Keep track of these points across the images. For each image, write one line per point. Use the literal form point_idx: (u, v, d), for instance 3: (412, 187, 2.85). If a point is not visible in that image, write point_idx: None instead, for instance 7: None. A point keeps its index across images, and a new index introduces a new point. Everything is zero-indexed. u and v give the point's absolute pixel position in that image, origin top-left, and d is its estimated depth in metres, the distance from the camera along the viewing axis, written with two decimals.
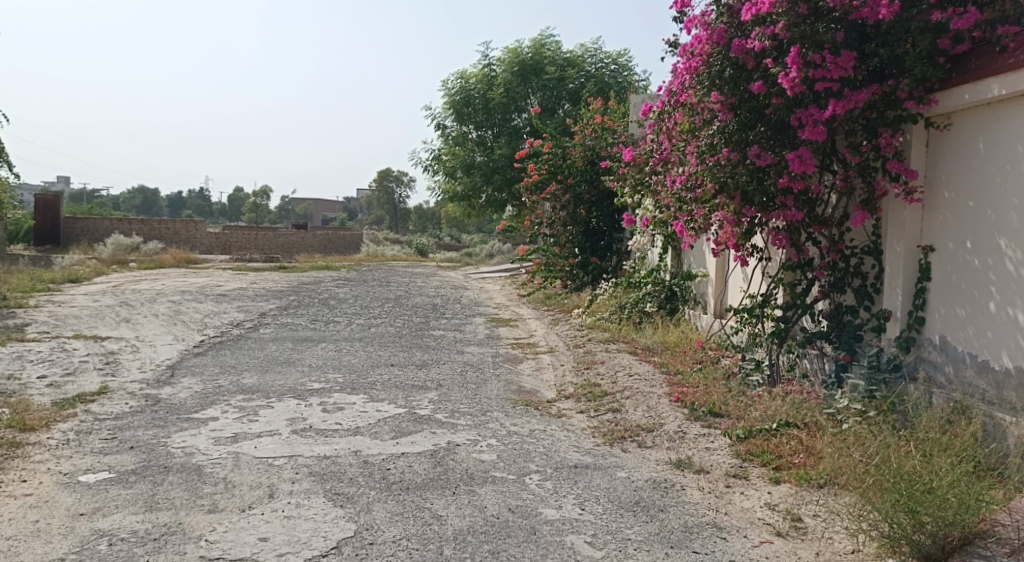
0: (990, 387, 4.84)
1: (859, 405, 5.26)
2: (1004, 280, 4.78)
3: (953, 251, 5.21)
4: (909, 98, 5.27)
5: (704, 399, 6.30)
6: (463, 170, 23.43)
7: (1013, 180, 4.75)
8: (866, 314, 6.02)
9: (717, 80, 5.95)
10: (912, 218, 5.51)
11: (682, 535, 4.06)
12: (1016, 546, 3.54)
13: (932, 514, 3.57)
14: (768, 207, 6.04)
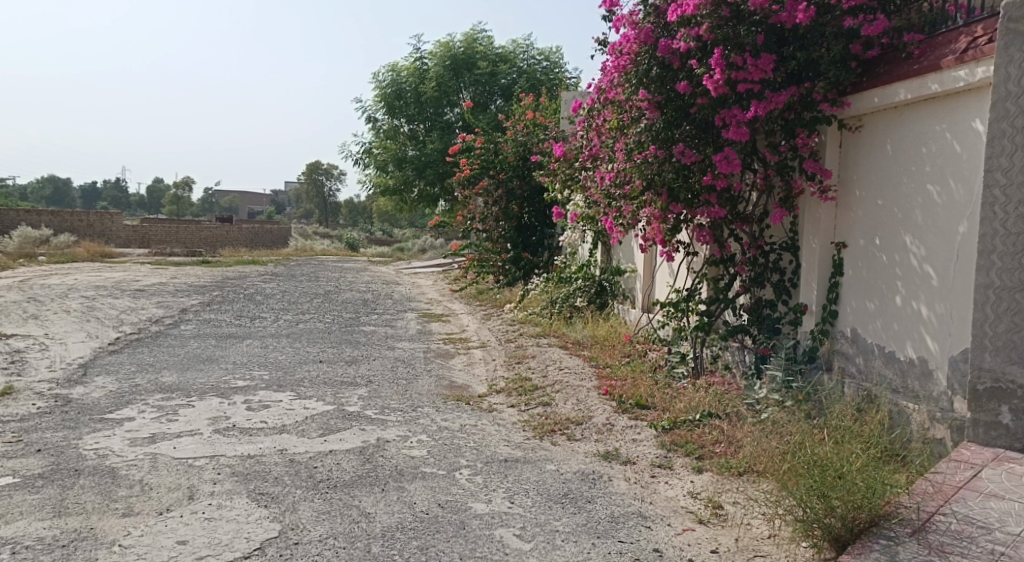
0: (896, 376, 5.11)
1: (777, 395, 5.47)
2: (909, 275, 5.03)
3: (864, 247, 5.45)
4: (824, 100, 5.47)
5: (632, 392, 6.44)
6: (394, 164, 23.19)
7: (917, 180, 4.99)
8: (784, 308, 6.24)
9: (644, 78, 6.08)
10: (827, 215, 5.74)
11: (609, 525, 4.16)
12: (918, 526, 3.63)
13: (841, 498, 3.71)
14: (694, 203, 6.22)
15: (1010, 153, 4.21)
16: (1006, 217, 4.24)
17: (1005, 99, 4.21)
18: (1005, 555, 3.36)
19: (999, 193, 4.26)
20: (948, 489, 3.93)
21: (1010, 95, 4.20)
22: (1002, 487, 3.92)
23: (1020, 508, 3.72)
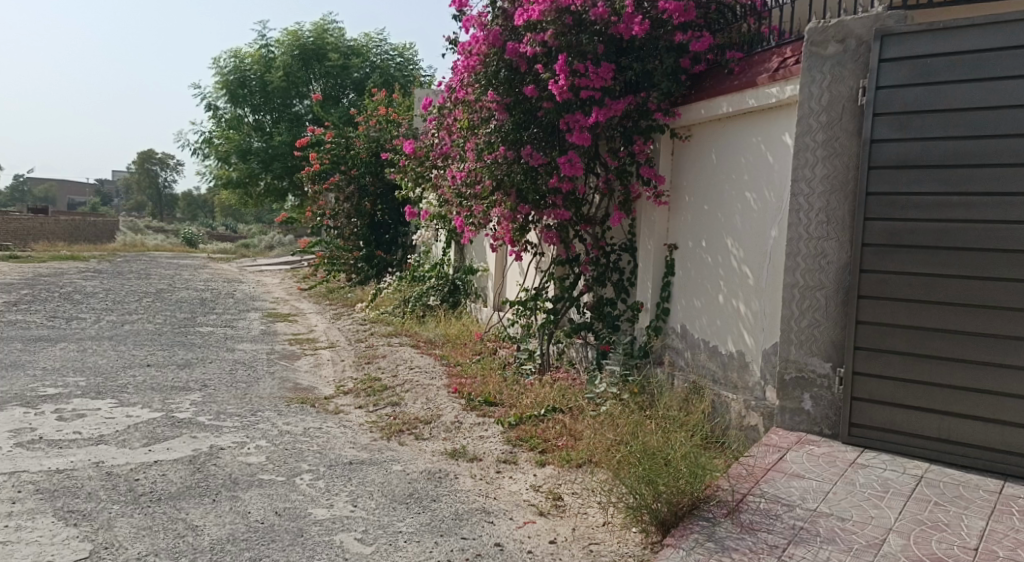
0: (717, 368, 5.51)
1: (614, 389, 5.76)
2: (730, 275, 5.42)
3: (692, 249, 5.82)
4: (658, 110, 5.85)
5: (481, 389, 6.56)
6: (239, 155, 22.46)
7: (738, 187, 5.38)
8: (623, 305, 6.53)
9: (493, 80, 6.24)
10: (660, 219, 6.08)
11: (452, 522, 4.23)
12: (732, 506, 3.98)
13: (666, 484, 3.95)
14: (541, 205, 6.37)
15: (812, 166, 4.79)
16: (808, 223, 4.81)
17: (808, 117, 4.77)
18: (804, 530, 3.74)
19: (803, 202, 4.83)
20: (759, 471, 4.33)
21: (812, 114, 4.76)
22: (803, 467, 4.38)
23: (817, 485, 4.16)
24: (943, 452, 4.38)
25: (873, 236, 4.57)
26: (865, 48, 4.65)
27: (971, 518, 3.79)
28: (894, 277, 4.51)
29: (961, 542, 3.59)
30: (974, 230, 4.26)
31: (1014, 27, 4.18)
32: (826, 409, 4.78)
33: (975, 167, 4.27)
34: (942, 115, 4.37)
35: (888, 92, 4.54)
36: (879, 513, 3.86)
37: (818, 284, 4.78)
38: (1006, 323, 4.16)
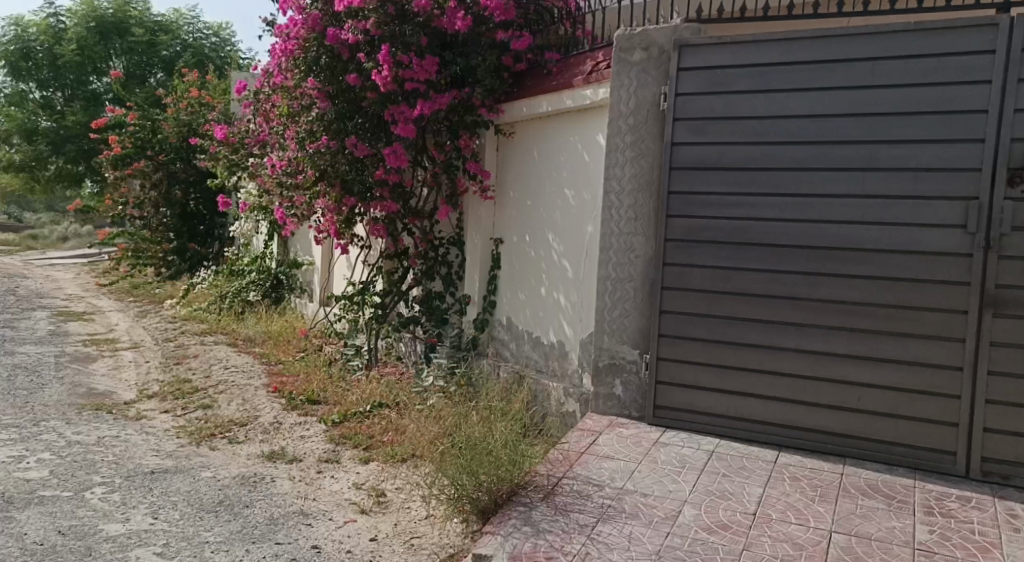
0: (540, 358, 5.76)
1: (442, 382, 5.85)
2: (551, 268, 5.64)
3: (516, 243, 5.99)
4: (482, 106, 5.95)
5: (304, 388, 6.46)
6: (24, 136, 20.61)
7: (558, 184, 5.61)
8: (452, 299, 6.61)
9: (314, 67, 6.16)
10: (486, 214, 6.21)
11: (265, 528, 4.26)
12: (547, 491, 4.23)
13: (488, 473, 4.12)
14: (367, 197, 6.35)
15: (622, 165, 5.12)
16: (618, 219, 5.12)
17: (618, 119, 5.11)
18: (611, 507, 4.06)
19: (615, 200, 5.15)
20: (574, 455, 4.64)
21: (621, 116, 5.10)
22: (613, 449, 4.74)
23: (625, 465, 4.54)
24: (732, 428, 4.87)
25: (674, 231, 4.97)
26: (666, 56, 5.01)
27: (751, 486, 4.28)
28: (692, 270, 4.92)
29: (743, 509, 4.05)
30: (757, 228, 4.76)
31: (789, 46, 4.68)
32: (635, 393, 5.13)
33: (758, 170, 4.76)
34: (732, 122, 4.83)
35: (686, 98, 4.94)
36: (676, 487, 4.28)
37: (628, 277, 5.12)
38: (782, 311, 4.69)
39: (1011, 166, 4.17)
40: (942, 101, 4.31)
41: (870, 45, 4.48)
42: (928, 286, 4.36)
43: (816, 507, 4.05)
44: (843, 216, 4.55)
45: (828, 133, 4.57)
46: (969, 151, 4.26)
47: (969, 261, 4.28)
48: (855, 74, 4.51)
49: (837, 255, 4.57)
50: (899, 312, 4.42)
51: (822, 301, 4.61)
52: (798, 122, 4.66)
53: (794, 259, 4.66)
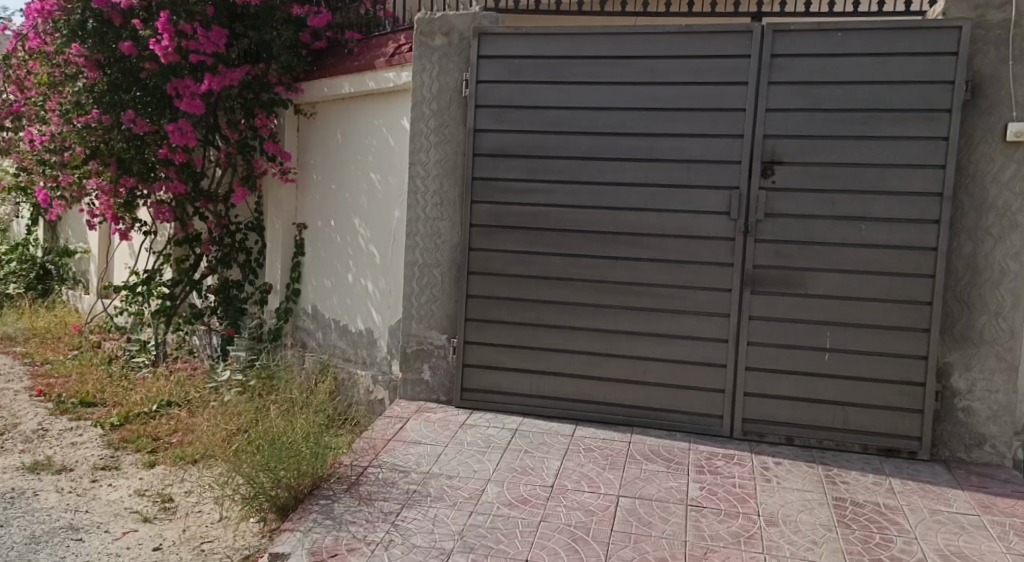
0: (347, 347, 5.63)
1: (240, 376, 5.53)
2: (358, 254, 5.52)
3: (320, 228, 5.78)
4: (278, 84, 5.71)
5: (76, 389, 5.85)
6: None
7: (362, 168, 5.48)
8: (251, 288, 6.26)
9: (79, 31, 5.48)
10: (287, 198, 5.91)
11: (24, 548, 3.88)
12: (352, 481, 4.23)
13: (288, 469, 4.04)
14: (149, 177, 5.87)
15: (426, 150, 5.09)
16: (425, 204, 5.10)
17: (421, 104, 5.09)
18: (417, 492, 4.12)
19: (420, 184, 5.11)
20: (380, 443, 4.64)
21: (424, 101, 5.09)
22: (420, 434, 4.76)
23: (431, 449, 4.57)
24: (535, 406, 4.96)
25: (478, 217, 4.99)
26: (466, 43, 5.02)
27: (550, 460, 4.46)
28: (495, 255, 4.97)
29: (541, 482, 4.23)
30: (553, 214, 4.88)
31: (578, 41, 4.83)
32: (442, 377, 5.13)
33: (554, 159, 4.89)
34: (530, 111, 4.92)
35: (486, 86, 4.97)
36: (481, 466, 4.39)
37: (435, 262, 5.09)
38: (579, 293, 4.85)
39: (765, 160, 4.54)
40: (708, 100, 4.62)
41: (650, 44, 4.72)
42: (699, 267, 4.66)
43: (607, 475, 4.28)
44: (627, 203, 4.76)
45: (616, 124, 4.78)
46: (730, 144, 4.59)
47: (731, 245, 4.61)
48: (639, 70, 4.74)
49: (624, 240, 4.77)
50: (675, 292, 4.70)
51: (614, 282, 4.79)
52: (590, 114, 4.83)
53: (588, 243, 4.83)
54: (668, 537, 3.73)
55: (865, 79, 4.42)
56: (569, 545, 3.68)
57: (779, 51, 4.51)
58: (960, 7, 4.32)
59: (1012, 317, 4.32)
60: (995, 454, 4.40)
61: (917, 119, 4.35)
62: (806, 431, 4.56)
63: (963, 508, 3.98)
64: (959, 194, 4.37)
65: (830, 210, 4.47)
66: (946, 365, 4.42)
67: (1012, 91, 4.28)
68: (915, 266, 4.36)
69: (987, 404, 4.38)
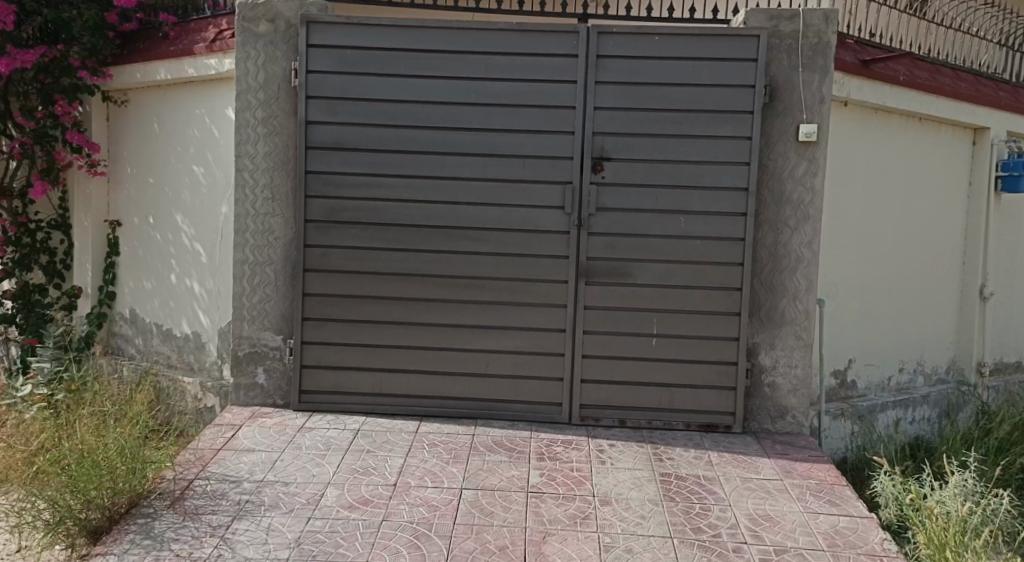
0: (172, 352, 5.35)
1: (45, 391, 4.94)
2: (181, 253, 5.24)
3: (137, 225, 5.44)
4: (82, 68, 5.19)
5: None
6: None
7: (183, 159, 5.20)
8: (57, 293, 5.63)
9: None
10: (98, 193, 5.49)
11: None
12: (175, 496, 3.98)
13: (99, 488, 3.81)
14: None
15: (254, 142, 4.87)
16: (255, 199, 4.89)
17: (246, 93, 4.85)
18: (249, 502, 3.93)
19: (248, 177, 4.89)
20: (209, 453, 4.37)
21: (250, 91, 4.86)
22: (254, 440, 4.53)
23: (266, 456, 4.36)
24: (378, 404, 4.88)
25: (313, 212, 4.83)
26: (293, 31, 4.84)
27: (393, 458, 4.38)
28: (333, 251, 4.84)
29: (384, 481, 4.14)
30: (391, 209, 4.82)
31: (411, 35, 4.77)
32: (278, 380, 4.93)
33: (391, 153, 4.81)
34: (364, 104, 4.80)
35: (317, 76, 4.80)
36: (319, 470, 4.23)
37: (267, 260, 4.90)
38: (419, 288, 4.82)
39: (594, 156, 4.72)
40: (541, 97, 4.73)
41: (483, 40, 4.75)
42: (536, 260, 4.77)
43: (450, 468, 4.27)
44: (465, 197, 4.79)
45: (452, 119, 4.78)
46: (562, 140, 4.73)
47: (566, 238, 4.76)
48: (473, 66, 4.76)
49: (464, 234, 4.79)
50: (516, 285, 4.79)
51: (455, 276, 4.81)
52: (425, 108, 4.79)
53: (427, 238, 4.81)
54: (509, 525, 3.80)
55: (681, 81, 4.69)
56: (411, 543, 3.64)
57: (604, 53, 4.70)
58: (759, 17, 4.69)
59: (807, 299, 4.75)
60: (795, 424, 4.80)
61: (726, 119, 4.67)
62: (636, 414, 4.80)
63: (770, 473, 4.32)
64: (762, 188, 4.74)
65: (653, 204, 4.72)
66: (754, 345, 4.79)
67: (802, 96, 4.70)
68: (727, 254, 4.70)
69: (789, 379, 4.78)
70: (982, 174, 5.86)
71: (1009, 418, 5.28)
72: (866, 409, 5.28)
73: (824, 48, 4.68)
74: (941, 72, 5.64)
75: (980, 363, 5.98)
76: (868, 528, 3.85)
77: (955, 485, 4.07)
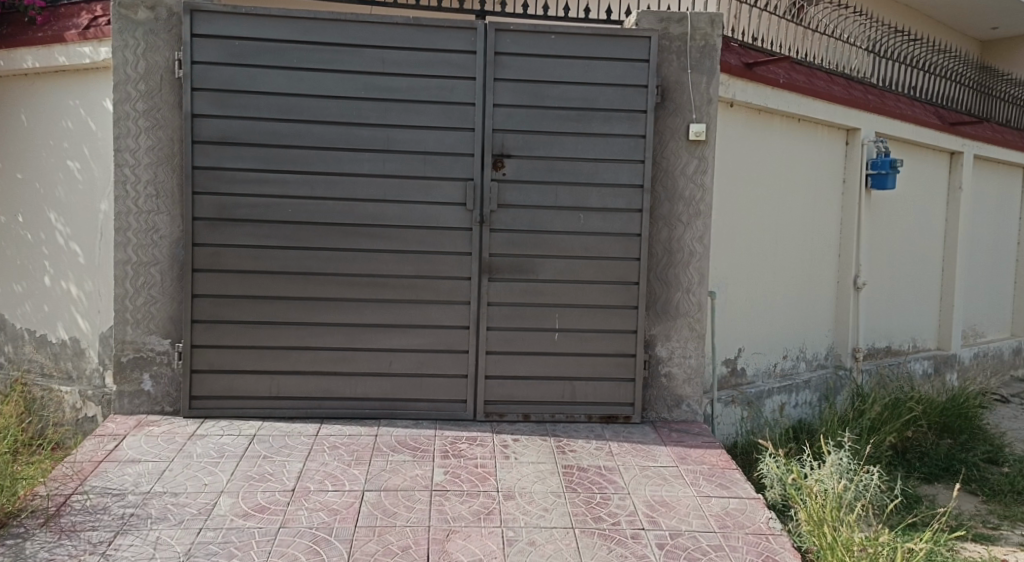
0: (47, 360, 5.06)
1: None
2: (56, 253, 4.99)
3: (5, 224, 5.15)
4: None
5: None
6: None
7: (56, 154, 4.96)
8: None
9: None
10: None
11: None
12: (49, 513, 3.73)
13: None
14: None
15: (135, 136, 4.63)
16: (137, 195, 4.65)
17: (126, 84, 4.60)
18: (134, 516, 3.73)
19: (129, 173, 4.64)
20: (89, 466, 4.11)
21: (129, 81, 4.60)
22: (140, 451, 4.29)
23: (153, 466, 4.14)
24: (275, 408, 4.73)
25: (202, 209, 4.63)
26: (176, 20, 4.61)
27: (291, 462, 4.23)
28: (225, 250, 4.65)
29: (282, 487, 4.00)
30: (287, 206, 4.67)
31: (305, 26, 4.63)
32: (167, 386, 4.72)
33: (286, 148, 4.66)
34: (256, 97, 4.63)
35: (203, 67, 4.59)
36: (212, 479, 4.04)
37: (152, 260, 4.68)
38: (317, 288, 4.70)
39: (495, 153, 4.74)
40: (440, 93, 4.71)
41: (380, 34, 4.67)
42: (438, 257, 4.75)
43: (352, 470, 4.16)
44: (364, 194, 4.70)
45: (349, 114, 4.68)
46: (461, 136, 4.73)
47: (468, 235, 4.76)
48: (369, 60, 4.68)
49: (364, 232, 4.71)
50: (418, 282, 4.75)
51: (355, 275, 4.72)
52: (321, 102, 4.66)
53: (324, 235, 4.69)
54: (412, 524, 3.73)
55: (577, 79, 4.77)
56: (310, 549, 3.53)
57: (502, 50, 4.72)
58: (650, 19, 4.84)
59: (700, 292, 4.95)
60: (690, 412, 4.99)
61: (620, 117, 4.80)
62: (539, 408, 4.86)
63: (665, 460, 4.45)
64: (656, 185, 4.90)
65: (553, 201, 4.79)
66: (651, 337, 4.95)
67: (692, 96, 4.88)
68: (625, 249, 4.83)
69: (683, 368, 4.97)
70: (853, 173, 6.34)
71: (880, 399, 5.74)
72: (754, 395, 5.63)
73: (710, 50, 4.88)
74: (817, 75, 6.01)
75: (855, 347, 6.45)
76: (755, 509, 4.01)
77: (831, 464, 4.27)
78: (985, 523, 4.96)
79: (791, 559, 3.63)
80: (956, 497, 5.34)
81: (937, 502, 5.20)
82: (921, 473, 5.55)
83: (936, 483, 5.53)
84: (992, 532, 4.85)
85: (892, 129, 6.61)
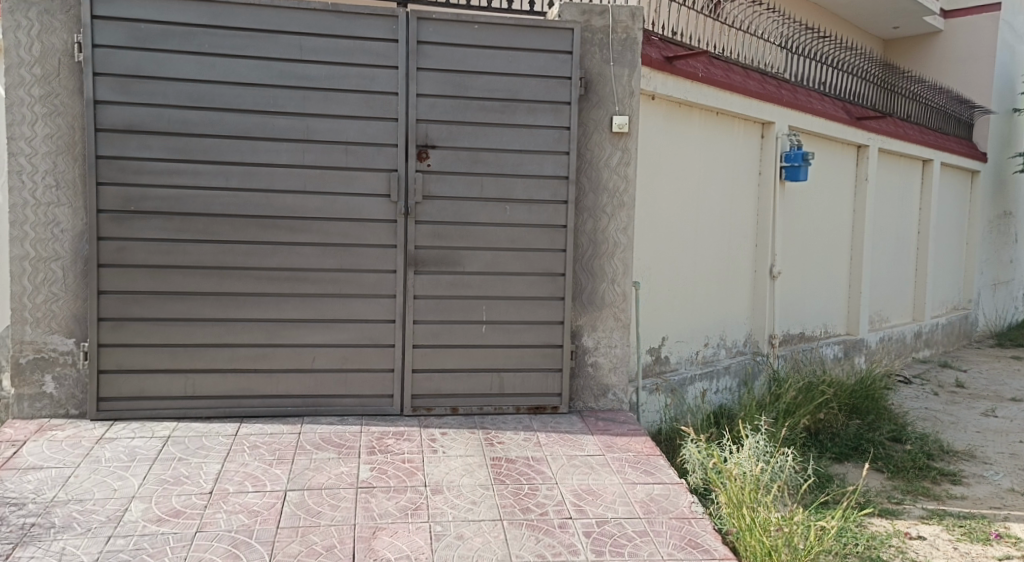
0: None
1: None
2: None
3: None
4: None
5: None
6: None
7: None
8: None
9: None
10: None
11: None
12: None
13: None
14: None
15: (31, 123, 4.34)
16: (34, 186, 4.37)
17: (18, 67, 4.30)
18: (36, 526, 3.51)
19: (24, 163, 4.35)
20: None
21: (22, 64, 4.31)
22: (41, 457, 4.04)
23: (56, 472, 3.90)
24: (189, 409, 4.53)
25: (107, 202, 4.38)
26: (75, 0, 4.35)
27: (208, 464, 4.06)
28: (133, 244, 4.42)
29: (198, 489, 3.83)
30: (200, 198, 4.47)
31: (217, 10, 4.44)
32: (71, 388, 4.47)
33: (198, 137, 4.46)
34: (164, 83, 4.40)
35: (105, 51, 4.34)
36: (122, 484, 3.83)
37: (53, 255, 4.41)
38: (234, 283, 4.53)
39: (419, 144, 4.67)
40: (360, 82, 4.60)
41: (297, 21, 4.53)
42: (361, 250, 4.65)
43: (273, 470, 4.03)
44: (283, 185, 4.55)
45: (265, 102, 4.51)
46: (383, 126, 4.64)
47: (393, 227, 4.68)
48: (286, 47, 4.52)
49: (284, 225, 4.56)
50: (341, 276, 4.64)
51: (276, 269, 4.57)
52: (235, 90, 4.48)
53: (242, 229, 4.52)
54: (337, 523, 3.64)
55: (501, 70, 4.75)
56: (229, 553, 3.39)
57: (424, 39, 4.65)
58: (572, 11, 4.85)
59: (625, 282, 5.02)
60: (615, 401, 5.06)
61: (545, 109, 4.80)
62: (467, 401, 4.82)
63: (592, 449, 4.49)
64: (580, 176, 4.93)
65: (479, 193, 4.76)
66: (578, 327, 4.99)
67: (615, 88, 4.93)
68: (550, 240, 4.85)
69: (609, 358, 5.02)
70: (768, 166, 6.56)
71: (794, 383, 6.02)
72: (678, 383, 5.80)
73: (631, 44, 4.93)
74: (733, 70, 6.15)
75: (771, 334, 6.72)
76: (678, 494, 4.08)
77: (750, 447, 4.37)
78: (890, 498, 5.22)
79: (713, 542, 3.70)
80: (863, 475, 5.60)
81: (847, 480, 5.44)
82: (833, 454, 5.82)
83: (846, 462, 5.79)
84: (896, 506, 5.11)
85: (803, 124, 6.87)
